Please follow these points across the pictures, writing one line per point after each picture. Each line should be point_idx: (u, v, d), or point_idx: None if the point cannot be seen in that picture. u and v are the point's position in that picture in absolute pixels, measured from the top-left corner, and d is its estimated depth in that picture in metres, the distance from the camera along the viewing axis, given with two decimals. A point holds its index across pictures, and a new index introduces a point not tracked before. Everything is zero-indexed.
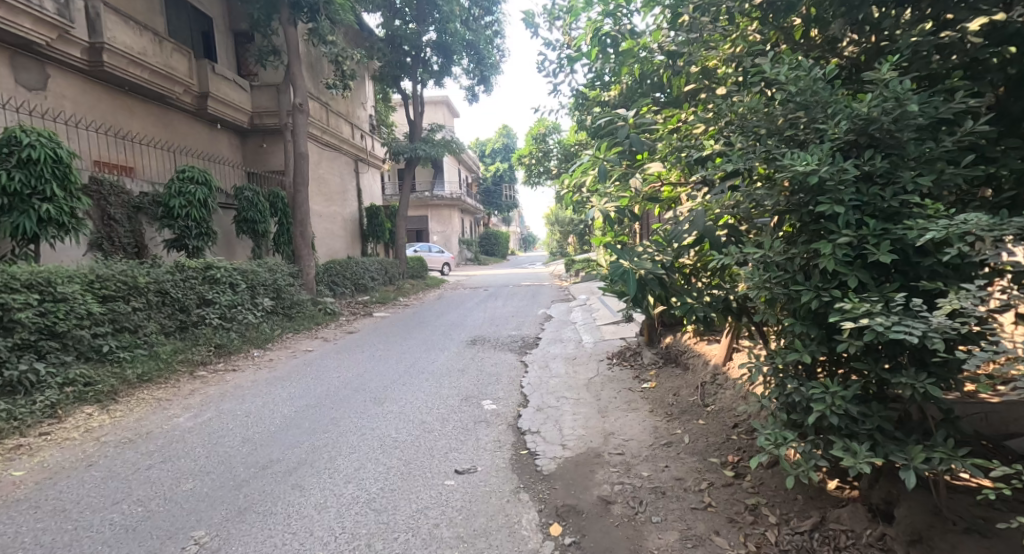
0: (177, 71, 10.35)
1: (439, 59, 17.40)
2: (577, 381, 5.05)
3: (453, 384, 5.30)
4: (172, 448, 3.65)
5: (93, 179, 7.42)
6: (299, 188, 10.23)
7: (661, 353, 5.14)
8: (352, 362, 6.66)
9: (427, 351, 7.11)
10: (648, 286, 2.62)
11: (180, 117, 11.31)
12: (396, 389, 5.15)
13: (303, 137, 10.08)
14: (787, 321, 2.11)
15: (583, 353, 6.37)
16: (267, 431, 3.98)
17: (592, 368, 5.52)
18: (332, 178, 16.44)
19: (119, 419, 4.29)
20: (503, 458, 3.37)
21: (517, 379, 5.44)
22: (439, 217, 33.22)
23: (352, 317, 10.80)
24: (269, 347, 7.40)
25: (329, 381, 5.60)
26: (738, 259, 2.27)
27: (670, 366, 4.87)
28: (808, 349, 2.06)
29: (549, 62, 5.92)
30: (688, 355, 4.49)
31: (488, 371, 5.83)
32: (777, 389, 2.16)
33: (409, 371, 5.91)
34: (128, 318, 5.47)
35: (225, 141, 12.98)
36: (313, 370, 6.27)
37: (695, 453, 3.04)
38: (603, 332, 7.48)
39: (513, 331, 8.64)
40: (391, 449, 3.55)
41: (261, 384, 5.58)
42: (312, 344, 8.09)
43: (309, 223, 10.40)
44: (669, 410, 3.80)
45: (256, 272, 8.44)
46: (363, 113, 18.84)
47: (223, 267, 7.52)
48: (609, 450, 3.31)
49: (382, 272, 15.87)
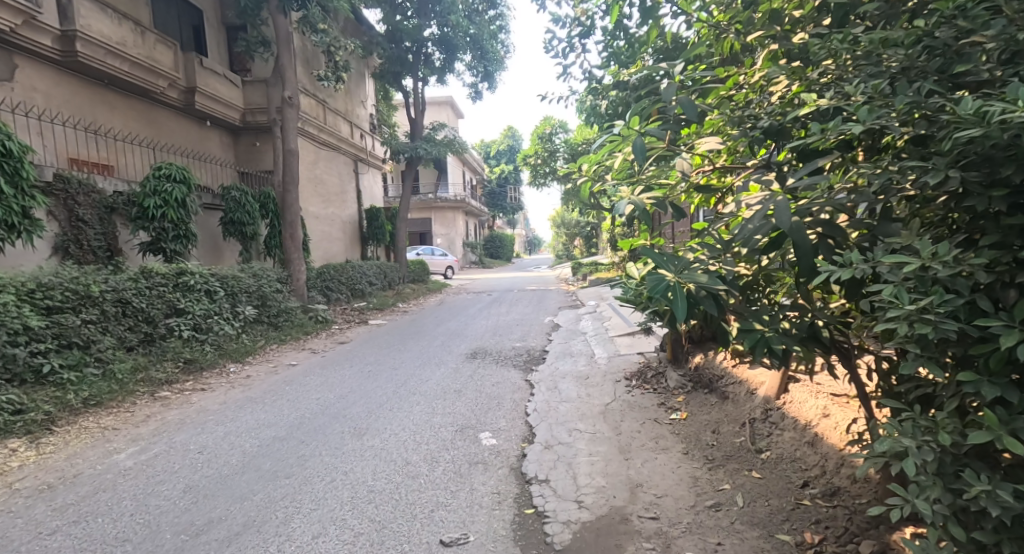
0: (162, 63, 9.70)
1: (441, 55, 16.79)
2: (592, 408, 4.34)
3: (447, 409, 4.61)
4: (94, 501, 2.94)
5: (58, 176, 6.76)
6: (288, 188, 9.56)
7: (689, 376, 4.44)
8: (338, 379, 5.97)
9: (422, 367, 6.41)
10: (701, 307, 1.92)
11: (166, 114, 10.67)
12: (382, 415, 4.45)
13: (295, 134, 9.46)
14: (964, 378, 1.50)
15: (596, 370, 5.67)
16: (218, 475, 3.27)
17: (608, 391, 4.82)
18: (330, 179, 15.81)
19: (46, 457, 3.59)
20: (503, 522, 2.65)
21: (522, 403, 4.73)
22: (442, 219, 32.59)
23: (345, 326, 10.12)
24: (248, 363, 6.71)
25: (309, 404, 4.91)
26: (861, 270, 1.61)
27: (701, 391, 4.17)
28: (1007, 426, 1.45)
29: (558, 41, 5.28)
30: (726, 380, 3.79)
31: (489, 393, 5.13)
32: (939, 484, 1.56)
33: (399, 391, 5.22)
34: (78, 332, 4.83)
35: (216, 140, 12.36)
36: (292, 389, 5.57)
37: (756, 525, 2.31)
38: (616, 345, 6.80)
39: (518, 342, 7.96)
40: (363, 506, 2.85)
41: (230, 407, 4.88)
42: (298, 357, 7.40)
43: (299, 226, 9.75)
44: (709, 454, 3.08)
45: (239, 279, 7.78)
46: (363, 111, 18.25)
47: (198, 273, 6.85)
48: (639, 513, 2.59)
49: (381, 276, 15.21)
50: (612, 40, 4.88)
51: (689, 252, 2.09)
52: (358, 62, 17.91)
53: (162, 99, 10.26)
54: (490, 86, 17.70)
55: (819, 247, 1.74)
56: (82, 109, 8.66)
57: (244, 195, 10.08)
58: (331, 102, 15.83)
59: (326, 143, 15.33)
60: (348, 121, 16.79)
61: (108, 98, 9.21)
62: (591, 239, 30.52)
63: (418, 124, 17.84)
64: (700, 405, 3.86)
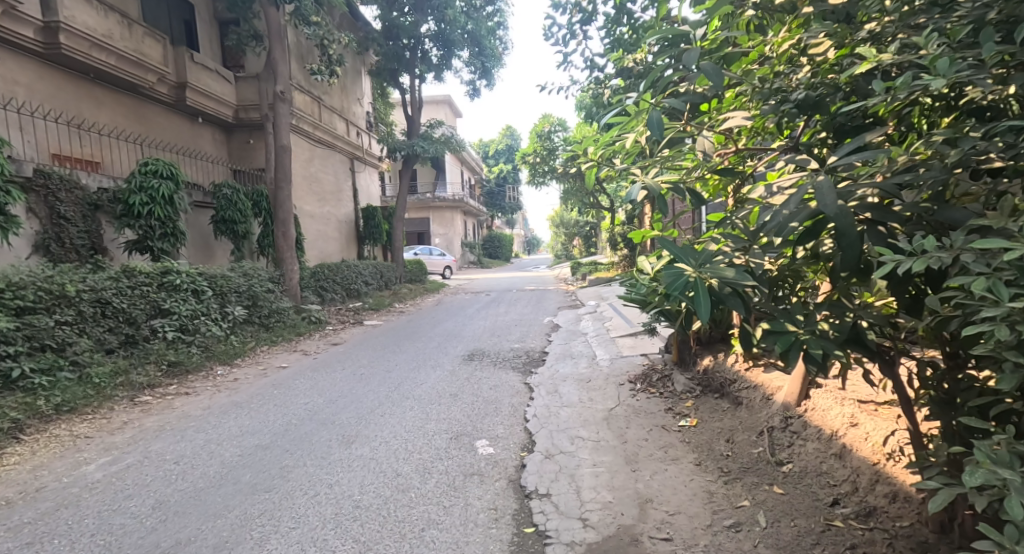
0: (150, 57, 9.44)
1: (438, 51, 16.56)
2: (595, 414, 4.11)
3: (442, 415, 4.37)
4: (53, 519, 2.69)
5: (39, 171, 6.51)
6: (280, 185, 9.30)
7: (697, 379, 4.22)
8: (329, 381, 5.74)
9: (416, 369, 6.19)
10: (724, 307, 1.70)
11: (156, 110, 10.41)
12: (373, 421, 4.21)
13: (288, 130, 9.21)
14: None
15: (597, 373, 5.44)
16: (193, 488, 3.03)
17: (611, 395, 4.59)
18: (326, 177, 15.56)
19: (9, 469, 3.34)
20: (500, 543, 2.41)
21: (520, 408, 4.49)
22: (440, 219, 32.34)
23: (340, 326, 9.88)
24: (237, 365, 6.47)
25: (298, 409, 4.68)
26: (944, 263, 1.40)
27: (711, 395, 3.95)
28: None
29: (558, 29, 5.07)
30: (738, 385, 3.55)
31: (487, 397, 4.90)
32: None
33: (392, 395, 4.99)
34: (50, 334, 4.65)
35: (209, 137, 12.11)
36: (281, 393, 5.33)
37: (783, 550, 2.07)
38: (618, 346, 6.57)
39: (516, 343, 7.73)
40: (347, 525, 2.61)
41: (214, 412, 4.63)
42: (289, 359, 7.16)
43: (292, 224, 9.50)
44: (723, 465, 2.84)
45: (229, 279, 7.54)
46: (359, 109, 18.02)
47: (185, 272, 6.61)
48: (650, 533, 2.35)
49: (378, 276, 14.97)
50: (614, 27, 4.66)
51: (712, 243, 1.88)
52: (354, 59, 17.67)
53: (152, 94, 10.00)
54: (488, 83, 17.50)
55: (865, 236, 1.55)
56: (68, 103, 8.42)
57: (235, 193, 9.83)
58: (326, 99, 15.59)
59: (322, 140, 15.12)
60: (344, 118, 16.56)
61: (95, 92, 8.95)
62: (591, 239, 30.31)
63: (415, 122, 17.59)
64: (711, 412, 3.62)
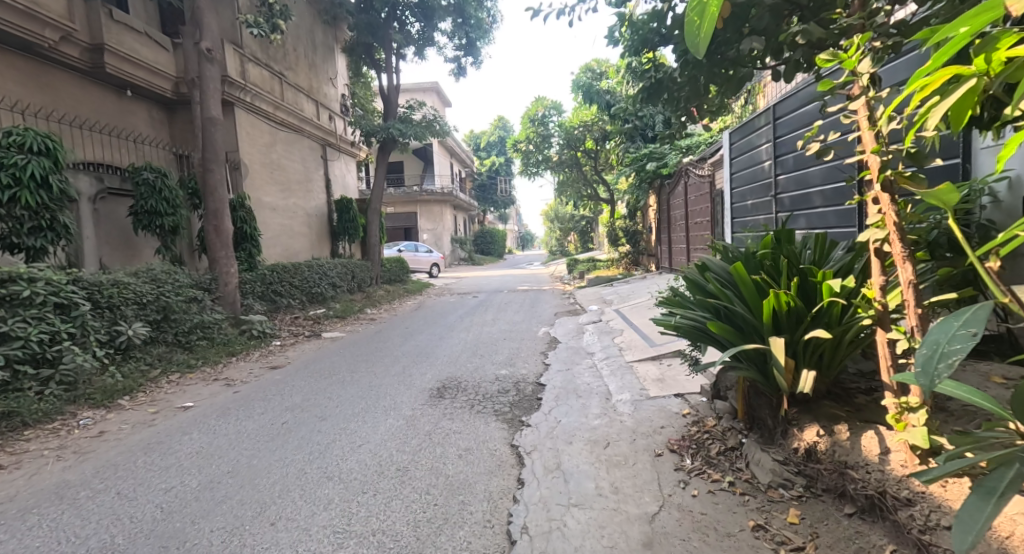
0: (49, 8, 7.59)
1: (418, 23, 14.82)
2: (630, 532, 2.44)
3: (371, 526, 2.65)
4: None
5: None
6: (208, 166, 7.44)
7: (790, 465, 2.57)
8: (234, 437, 4.01)
9: (360, 415, 4.46)
10: None
11: (68, 78, 8.59)
12: (246, 544, 2.51)
13: (218, 99, 7.38)
14: None
15: (619, 427, 3.79)
16: None
17: (649, 481, 2.91)
18: (292, 165, 13.76)
19: None
20: None
21: (500, 506, 2.80)
22: (428, 214, 30.50)
23: (290, 342, 8.14)
24: (119, 409, 4.72)
25: (149, 502, 2.94)
26: None
27: (831, 502, 2.31)
28: None
29: None
30: (920, 517, 1.90)
31: (451, 479, 3.18)
32: None
33: (305, 472, 3.29)
34: None
35: (144, 115, 10.27)
36: (146, 462, 3.58)
37: None
38: (639, 380, 4.88)
39: (502, 366, 6.06)
40: None
41: (9, 513, 2.88)
42: (199, 393, 5.42)
43: (228, 215, 7.69)
44: None
45: (126, 288, 5.76)
46: (332, 91, 16.23)
47: (52, 277, 4.88)
48: None
49: (349, 277, 13.20)
50: None
51: None
52: (324, 32, 15.81)
53: (59, 58, 8.19)
54: (474, 60, 15.76)
55: None
56: None
57: (159, 178, 8.06)
58: (291, 75, 13.79)
59: (286, 123, 13.34)
60: (313, 100, 14.80)
61: None
62: (586, 233, 28.68)
63: (393, 103, 15.78)
64: None
